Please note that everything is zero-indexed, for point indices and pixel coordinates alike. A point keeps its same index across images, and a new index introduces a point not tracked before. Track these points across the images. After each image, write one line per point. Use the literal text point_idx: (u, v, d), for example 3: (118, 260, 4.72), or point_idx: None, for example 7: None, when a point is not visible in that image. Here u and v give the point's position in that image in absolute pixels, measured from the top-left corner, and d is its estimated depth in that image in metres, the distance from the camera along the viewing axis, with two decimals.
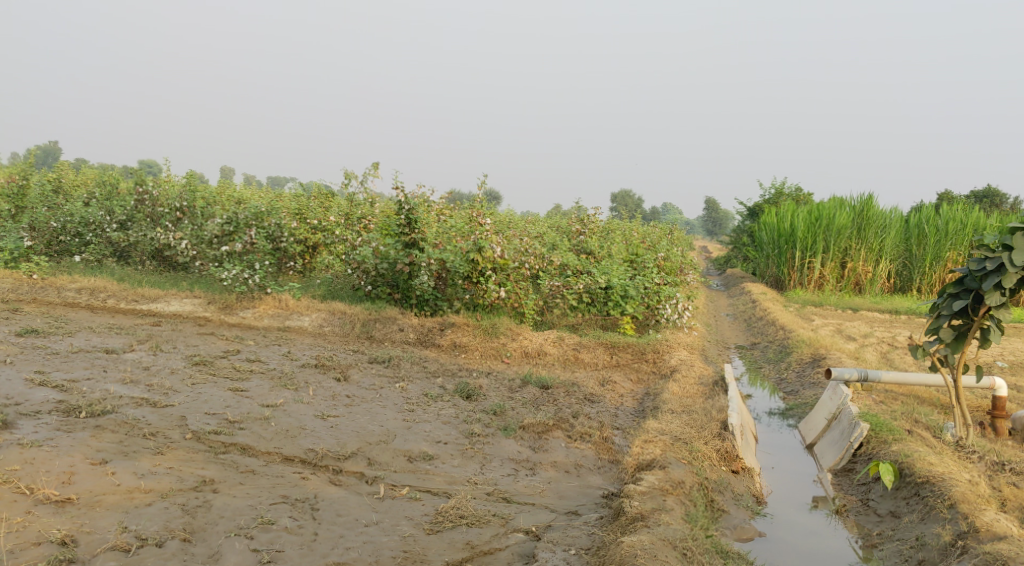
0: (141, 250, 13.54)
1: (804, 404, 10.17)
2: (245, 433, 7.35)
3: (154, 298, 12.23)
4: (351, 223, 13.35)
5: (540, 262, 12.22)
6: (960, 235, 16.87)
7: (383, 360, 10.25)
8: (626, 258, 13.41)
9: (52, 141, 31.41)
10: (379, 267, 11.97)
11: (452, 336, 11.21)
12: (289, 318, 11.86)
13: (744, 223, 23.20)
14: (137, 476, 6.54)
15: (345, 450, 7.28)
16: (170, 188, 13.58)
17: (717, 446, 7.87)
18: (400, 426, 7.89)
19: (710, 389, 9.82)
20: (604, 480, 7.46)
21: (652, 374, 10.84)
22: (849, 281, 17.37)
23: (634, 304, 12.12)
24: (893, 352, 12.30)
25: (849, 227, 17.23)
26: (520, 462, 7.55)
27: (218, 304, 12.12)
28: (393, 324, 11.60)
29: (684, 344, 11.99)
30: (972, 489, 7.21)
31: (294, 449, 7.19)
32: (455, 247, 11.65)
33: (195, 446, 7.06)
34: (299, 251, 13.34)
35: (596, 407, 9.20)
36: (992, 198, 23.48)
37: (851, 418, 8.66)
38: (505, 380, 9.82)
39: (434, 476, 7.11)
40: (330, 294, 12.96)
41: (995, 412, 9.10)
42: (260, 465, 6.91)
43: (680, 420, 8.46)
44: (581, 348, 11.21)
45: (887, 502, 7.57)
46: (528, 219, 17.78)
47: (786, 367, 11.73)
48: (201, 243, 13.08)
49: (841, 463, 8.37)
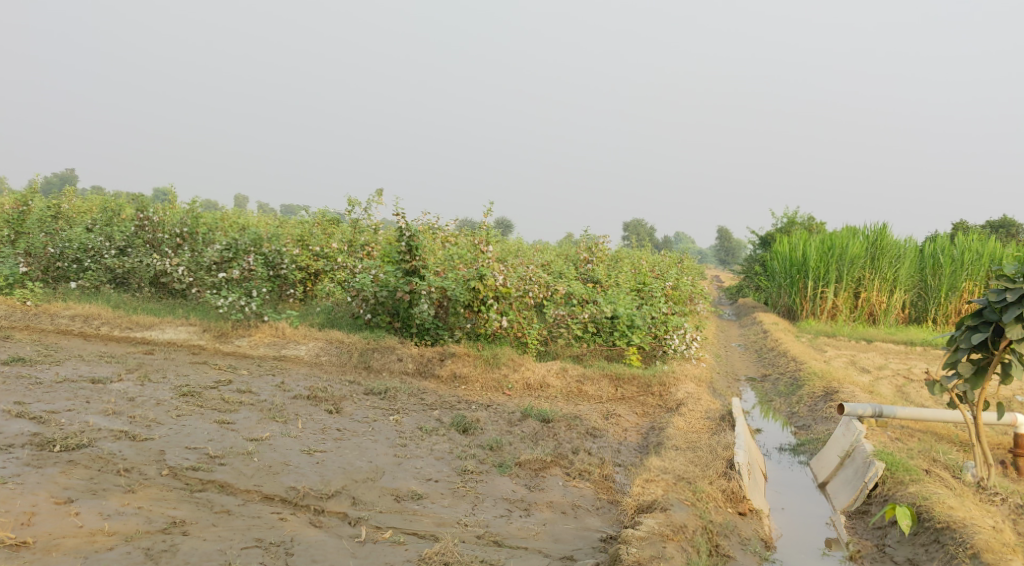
0: (138, 277, 13.27)
1: (816, 440, 9.74)
2: (225, 469, 7.00)
3: (148, 326, 11.93)
4: (354, 250, 13.23)
5: (545, 291, 11.80)
6: (977, 265, 16.40)
7: (379, 392, 9.88)
8: (633, 288, 13.05)
9: (68, 169, 31.39)
10: (379, 294, 11.53)
11: (452, 367, 10.88)
12: (285, 347, 11.54)
13: (756, 252, 22.84)
14: (102, 517, 6.22)
15: (329, 488, 6.92)
16: (171, 214, 13.38)
17: (722, 487, 7.50)
18: (390, 462, 7.53)
19: (718, 424, 9.41)
20: (602, 521, 7.06)
21: (659, 407, 10.42)
22: (862, 311, 16.94)
23: (640, 334, 11.75)
24: (909, 385, 11.85)
25: (862, 257, 16.83)
26: (514, 501, 7.16)
27: (214, 332, 11.79)
28: (392, 353, 11.21)
29: (693, 376, 11.56)
30: (995, 536, 6.80)
31: (275, 487, 6.83)
32: (456, 275, 11.31)
33: (169, 483, 6.73)
34: (300, 278, 13.09)
35: (597, 443, 8.82)
36: (1008, 228, 23.07)
37: (866, 456, 8.24)
38: (504, 412, 9.44)
39: (422, 517, 6.74)
40: (329, 322, 12.53)
41: (1016, 450, 8.71)
42: (236, 505, 6.55)
43: (684, 457, 8.05)
44: (585, 380, 10.83)
45: (904, 549, 7.15)
46: (536, 248, 17.48)
47: (797, 400, 11.29)
48: (199, 269, 12.74)
49: (855, 504, 7.94)
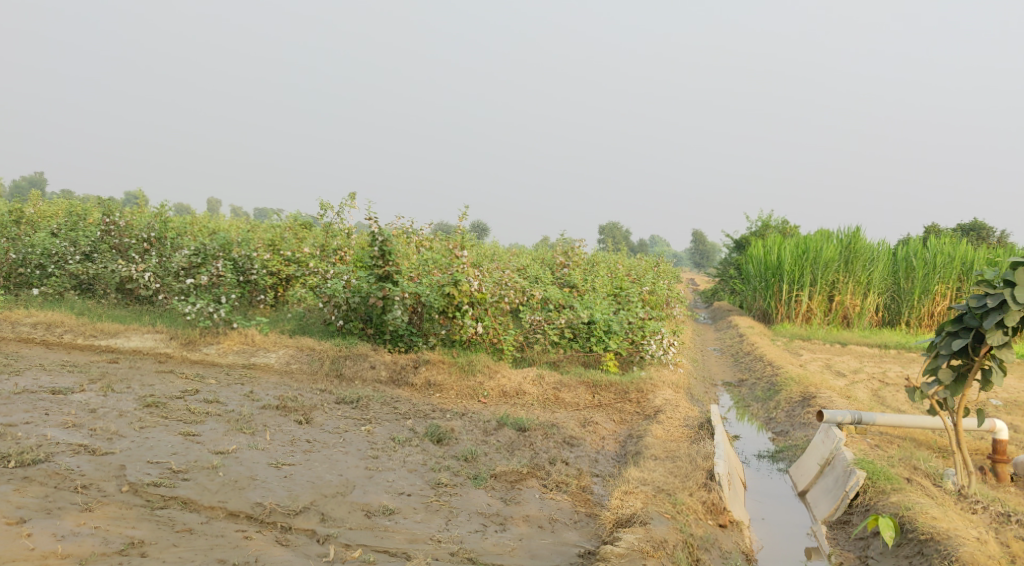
0: (103, 283, 12.93)
1: (795, 446, 9.61)
2: (188, 484, 6.74)
3: (113, 333, 11.61)
4: (326, 255, 12.96)
5: (521, 296, 11.65)
6: (949, 268, 16.40)
7: (351, 402, 9.63)
8: (610, 292, 12.90)
9: (37, 172, 30.85)
10: (351, 301, 11.24)
11: (426, 374, 10.65)
12: (255, 354, 11.26)
13: (730, 255, 22.81)
14: (56, 538, 5.95)
15: (296, 504, 6.68)
16: (139, 219, 13.06)
17: (702, 498, 7.34)
18: (361, 475, 7.29)
19: (697, 432, 9.26)
20: (580, 536, 6.87)
21: (636, 415, 10.24)
22: (836, 314, 16.90)
23: (617, 339, 11.56)
24: (885, 389, 11.78)
25: (836, 260, 16.78)
26: (489, 516, 6.95)
27: (181, 340, 11.47)
28: (364, 361, 10.95)
29: (670, 383, 11.39)
30: (980, 548, 6.69)
31: (240, 503, 6.58)
32: (430, 281, 11.06)
33: (129, 500, 6.46)
34: (270, 283, 12.79)
35: (574, 452, 8.64)
36: (979, 232, 23.21)
37: (846, 464, 8.12)
38: (479, 421, 9.23)
39: (393, 534, 6.51)
40: (300, 328, 12.26)
41: (995, 457, 8.63)
42: (199, 523, 6.30)
43: (664, 467, 7.87)
44: (562, 388, 10.64)
45: (887, 561, 7.04)
46: (511, 252, 17.31)
47: (775, 406, 11.16)
48: (166, 275, 12.41)
49: (836, 514, 7.82)
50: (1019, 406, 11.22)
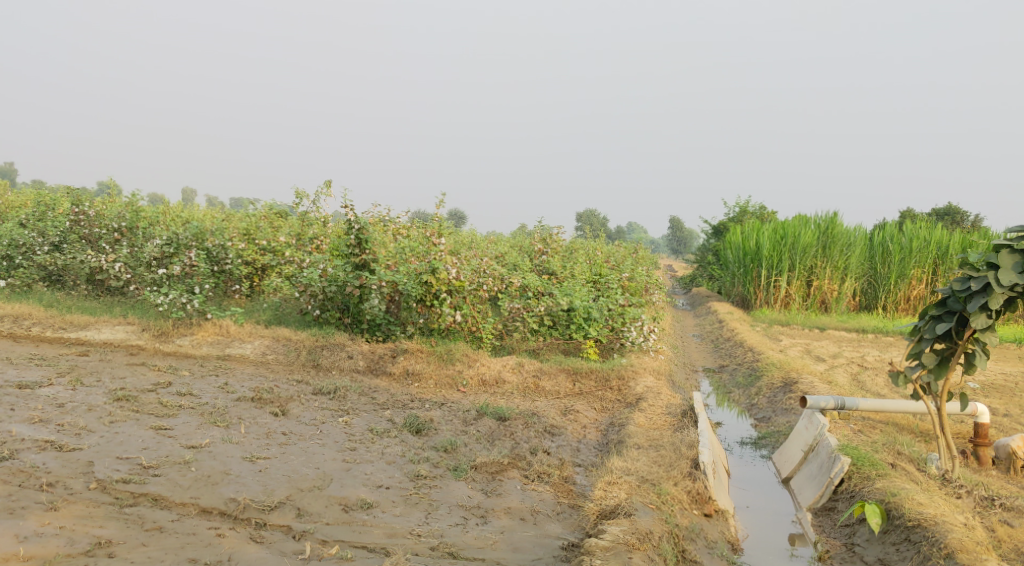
0: (73, 274, 12.63)
1: (778, 432, 9.53)
2: (159, 480, 6.54)
3: (83, 326, 11.33)
4: (302, 244, 12.72)
5: (500, 284, 11.52)
6: (925, 252, 16.43)
7: (328, 392, 9.43)
8: (589, 279, 12.76)
9: (6, 162, 30.29)
10: (327, 290, 11.03)
11: (404, 363, 10.46)
12: (229, 346, 11.02)
13: (708, 241, 22.76)
14: (19, 539, 5.73)
15: (272, 499, 6.50)
16: (109, 208, 12.76)
17: (687, 488, 7.23)
18: (338, 468, 7.12)
19: (680, 420, 9.15)
20: (563, 528, 6.74)
21: (617, 402, 10.12)
22: (815, 299, 16.84)
23: (597, 326, 11.44)
24: (864, 373, 11.74)
25: (814, 245, 16.70)
26: (470, 508, 6.80)
27: (153, 331, 11.19)
28: (341, 351, 10.72)
29: (651, 369, 11.28)
30: (968, 534, 6.62)
31: (213, 499, 6.39)
32: (407, 269, 10.87)
33: (97, 498, 6.26)
34: (245, 273, 12.54)
35: (556, 441, 8.51)
36: (953, 216, 23.31)
37: (830, 451, 8.03)
38: (459, 411, 9.06)
39: (372, 528, 6.35)
40: (276, 318, 12.02)
41: (977, 440, 8.59)
42: (170, 521, 6.11)
43: (647, 457, 7.76)
44: (542, 375, 10.51)
45: (874, 548, 6.97)
46: (490, 239, 17.13)
47: (756, 392, 11.07)
48: (138, 265, 12.12)
49: (821, 501, 7.74)
50: (997, 388, 11.23)
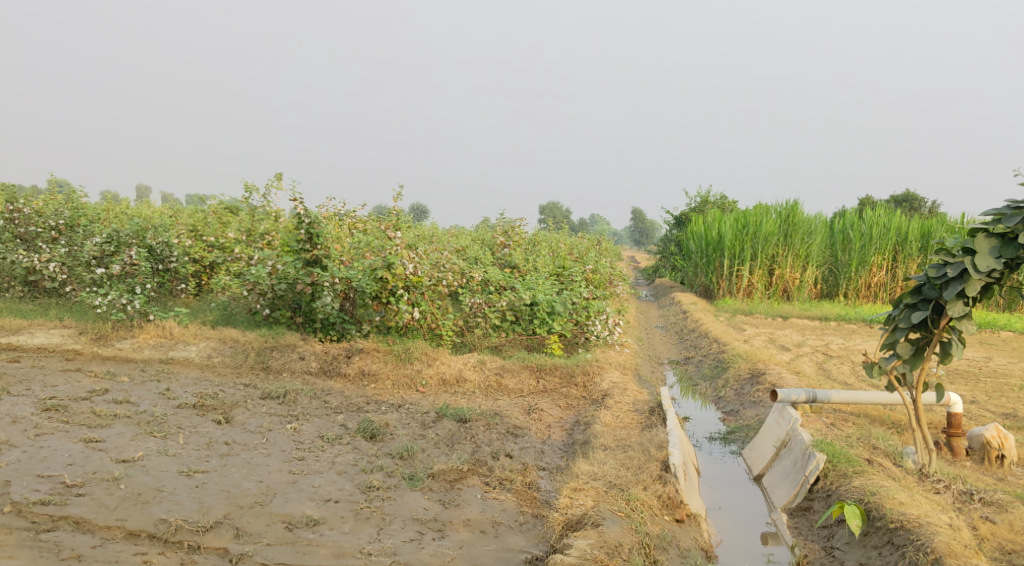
0: (6, 275, 11.85)
1: (747, 427, 9.15)
2: (82, 501, 6.05)
3: (16, 330, 10.64)
4: (253, 239, 12.01)
5: (460, 278, 11.07)
6: (885, 238, 16.23)
7: (277, 397, 8.87)
8: (552, 272, 12.36)
9: None
10: (277, 288, 10.41)
11: (360, 364, 9.94)
12: (173, 348, 10.38)
13: (671, 232, 22.46)
14: None
15: (207, 518, 6.01)
16: (47, 204, 12.02)
17: (657, 492, 6.82)
18: (283, 481, 6.60)
19: (647, 417, 8.74)
20: (527, 540, 6.33)
21: (583, 400, 9.69)
22: (777, 288, 16.58)
23: (561, 320, 11.05)
24: (830, 362, 11.45)
25: (776, 234, 16.40)
26: (426, 522, 6.33)
27: (91, 335, 10.53)
28: (293, 351, 10.17)
29: (617, 364, 10.86)
30: (955, 537, 6.30)
31: (142, 521, 5.91)
32: (362, 265, 10.32)
33: (12, 523, 5.82)
34: (192, 270, 11.91)
35: (519, 443, 8.06)
36: (912, 202, 23.30)
37: (804, 446, 7.67)
38: (417, 413, 8.57)
39: (318, 549, 5.90)
40: (223, 319, 11.41)
41: (950, 430, 8.27)
42: (90, 547, 5.68)
43: (615, 460, 7.35)
44: (504, 373, 10.05)
45: (855, 552, 6.64)
46: (451, 233, 16.60)
47: (723, 384, 10.72)
48: (75, 265, 11.42)
49: (795, 500, 7.39)
50: (963, 375, 11.02)
